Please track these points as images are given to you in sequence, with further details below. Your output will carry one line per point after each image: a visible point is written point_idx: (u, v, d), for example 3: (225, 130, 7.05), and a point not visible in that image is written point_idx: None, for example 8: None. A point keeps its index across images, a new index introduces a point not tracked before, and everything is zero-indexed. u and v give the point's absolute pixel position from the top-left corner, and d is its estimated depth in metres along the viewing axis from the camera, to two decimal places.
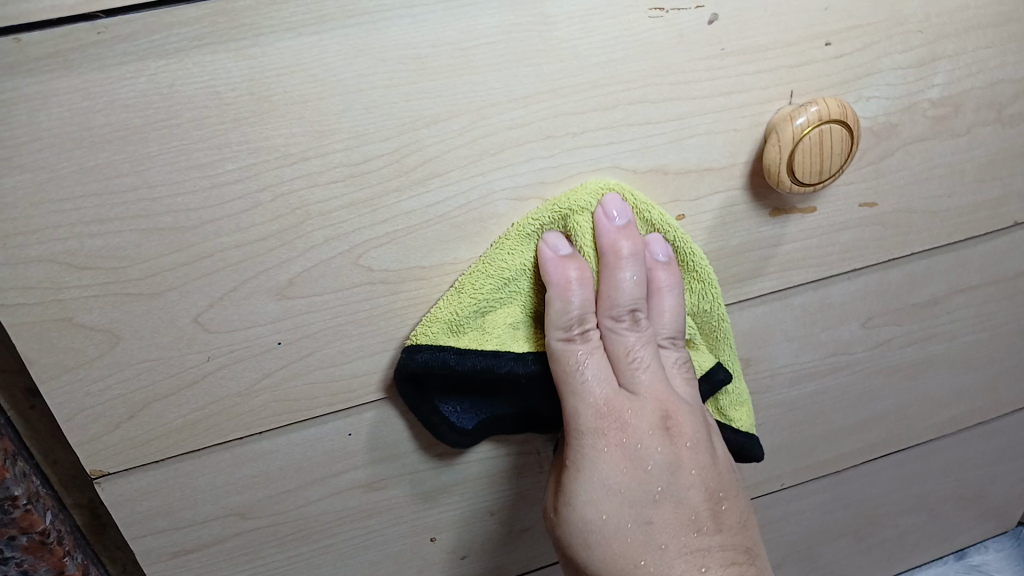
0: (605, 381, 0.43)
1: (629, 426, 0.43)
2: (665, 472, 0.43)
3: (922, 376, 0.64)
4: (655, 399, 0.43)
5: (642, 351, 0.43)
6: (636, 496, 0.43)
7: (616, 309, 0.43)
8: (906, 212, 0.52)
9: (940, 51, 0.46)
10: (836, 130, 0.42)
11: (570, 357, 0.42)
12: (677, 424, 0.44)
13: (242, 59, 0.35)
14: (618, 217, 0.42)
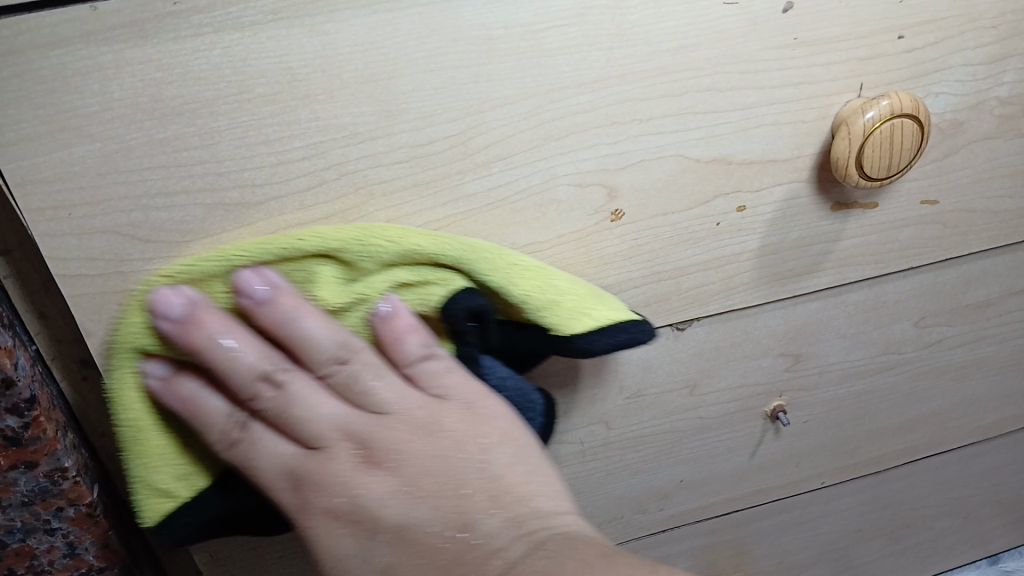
0: (282, 445, 0.38)
1: (321, 474, 0.37)
2: (364, 500, 0.37)
3: (969, 379, 0.63)
4: (353, 431, 0.38)
5: (311, 390, 0.38)
6: (369, 527, 0.37)
7: (245, 387, 0.37)
8: (966, 211, 0.51)
9: (1011, 48, 0.45)
10: (907, 124, 0.42)
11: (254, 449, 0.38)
12: (369, 454, 0.38)
13: (314, 35, 0.34)
14: (261, 291, 0.36)
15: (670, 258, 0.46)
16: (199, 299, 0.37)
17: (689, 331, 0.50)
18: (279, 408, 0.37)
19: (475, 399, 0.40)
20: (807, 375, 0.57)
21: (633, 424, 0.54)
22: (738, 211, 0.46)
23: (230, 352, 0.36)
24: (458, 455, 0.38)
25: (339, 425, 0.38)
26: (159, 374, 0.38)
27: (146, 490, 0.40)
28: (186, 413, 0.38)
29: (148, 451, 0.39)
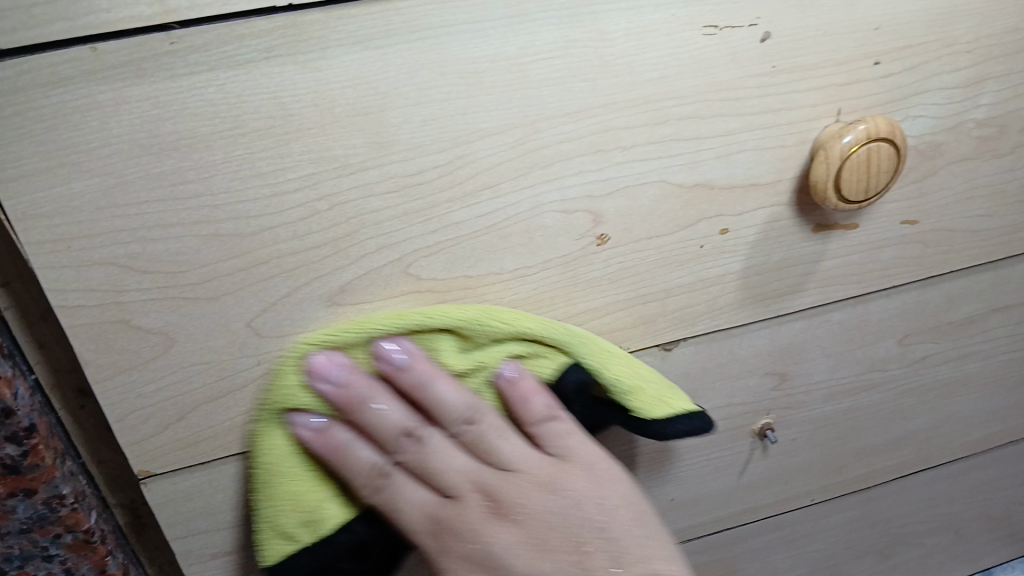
0: (487, 477, 0.43)
1: (497, 508, 0.43)
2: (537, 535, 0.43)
3: (955, 396, 0.64)
4: (479, 481, 0.43)
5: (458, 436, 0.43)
6: (537, 551, 0.42)
7: (391, 439, 0.42)
8: (949, 231, 0.52)
9: (988, 72, 0.46)
10: (884, 148, 0.43)
11: (404, 480, 0.43)
12: (502, 496, 0.43)
13: (307, 71, 0.35)
14: (398, 356, 0.41)
15: (655, 280, 0.47)
16: (351, 365, 0.41)
17: (676, 352, 0.51)
18: (474, 441, 0.43)
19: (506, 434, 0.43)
20: (794, 394, 0.58)
21: (623, 445, 0.55)
22: (721, 234, 0.47)
23: (376, 418, 0.41)
24: (579, 513, 0.43)
25: (472, 479, 0.43)
26: (388, 415, 0.41)
27: (271, 532, 0.44)
28: (337, 463, 0.42)
29: (273, 493, 0.43)
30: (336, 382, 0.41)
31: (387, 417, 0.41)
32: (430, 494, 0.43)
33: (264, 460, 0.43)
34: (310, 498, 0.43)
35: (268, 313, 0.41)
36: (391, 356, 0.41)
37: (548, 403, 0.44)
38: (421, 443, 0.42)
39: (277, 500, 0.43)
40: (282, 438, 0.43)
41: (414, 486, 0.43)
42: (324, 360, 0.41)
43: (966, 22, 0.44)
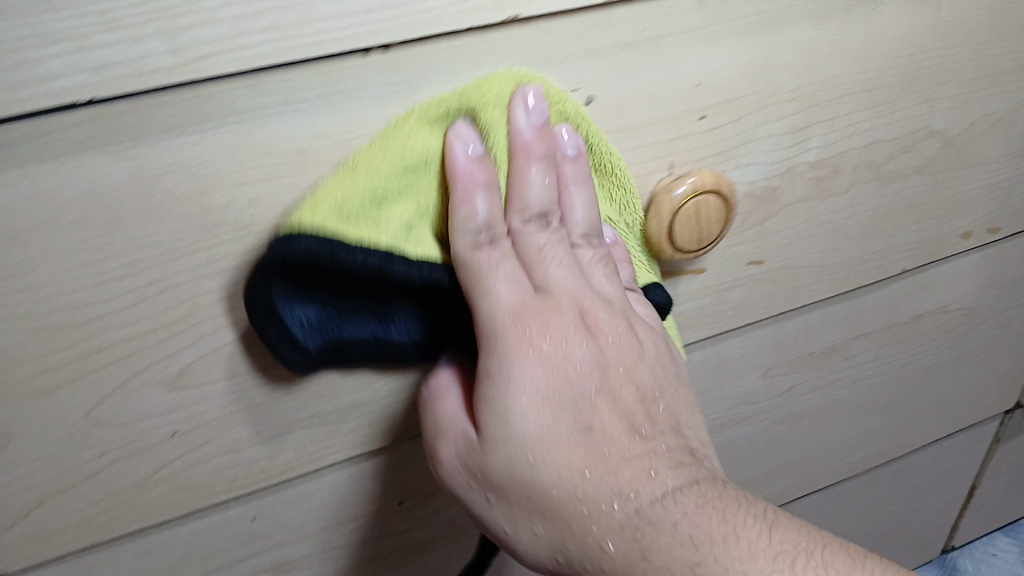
0: (519, 285, 0.39)
1: (549, 327, 0.39)
2: (594, 371, 0.40)
3: (825, 421, 0.67)
4: (582, 302, 0.41)
5: (553, 249, 0.40)
6: (568, 402, 0.39)
7: (492, 316, 0.39)
8: (793, 268, 0.54)
9: (814, 116, 0.47)
10: (711, 200, 0.45)
11: (477, 264, 0.39)
12: (596, 320, 0.41)
13: (124, 161, 0.35)
14: (533, 114, 0.39)
15: None
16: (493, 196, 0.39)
17: None
18: (524, 250, 0.40)
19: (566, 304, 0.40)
20: None
21: None
22: None
23: (481, 209, 0.38)
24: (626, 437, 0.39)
25: (539, 396, 0.39)
26: (484, 213, 0.38)
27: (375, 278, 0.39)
28: (478, 291, 0.39)
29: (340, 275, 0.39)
30: (466, 159, 0.39)
31: (534, 176, 0.39)
32: (518, 272, 0.40)
33: (356, 226, 0.39)
34: (392, 214, 0.40)
35: (117, 392, 0.41)
36: (463, 131, 0.39)
37: (592, 202, 0.42)
38: (541, 267, 0.40)
39: (348, 226, 0.38)
40: (391, 220, 0.40)
41: (503, 265, 0.39)
42: (462, 129, 0.39)
43: (786, 74, 0.45)
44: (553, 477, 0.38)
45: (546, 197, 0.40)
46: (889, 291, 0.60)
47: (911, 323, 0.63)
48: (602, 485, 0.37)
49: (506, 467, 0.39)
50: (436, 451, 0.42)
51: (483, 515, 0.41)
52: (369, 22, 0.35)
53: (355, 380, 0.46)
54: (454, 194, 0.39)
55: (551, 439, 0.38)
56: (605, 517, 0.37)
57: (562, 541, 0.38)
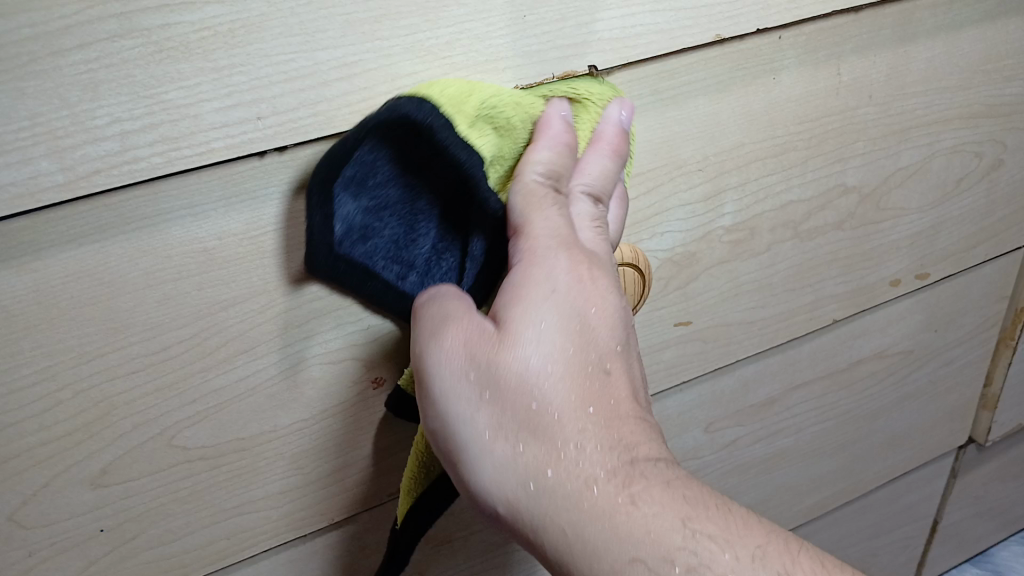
0: (569, 220, 0.37)
1: (591, 263, 0.37)
2: (621, 331, 0.37)
3: (776, 470, 0.67)
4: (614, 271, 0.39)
5: (598, 213, 0.39)
6: (590, 356, 0.36)
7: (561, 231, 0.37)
8: (722, 326, 0.55)
9: (723, 184, 0.49)
10: (629, 271, 0.46)
11: (537, 195, 0.37)
12: (623, 298, 0.39)
13: (29, 273, 0.35)
14: (624, 120, 0.40)
15: None
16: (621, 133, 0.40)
17: None
18: (574, 211, 0.38)
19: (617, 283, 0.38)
20: None
21: None
22: None
23: (548, 159, 0.37)
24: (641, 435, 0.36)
25: (580, 342, 0.35)
26: (551, 167, 0.38)
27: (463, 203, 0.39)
28: (534, 211, 0.37)
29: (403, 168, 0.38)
30: (563, 122, 0.38)
31: (600, 169, 0.39)
32: (568, 224, 0.37)
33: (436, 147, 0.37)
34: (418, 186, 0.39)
35: (38, 495, 0.41)
36: (563, 107, 0.39)
37: (619, 221, 0.42)
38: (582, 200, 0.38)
39: (404, 171, 0.38)
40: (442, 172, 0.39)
41: (557, 211, 0.37)
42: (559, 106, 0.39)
43: (690, 145, 0.46)
44: (557, 433, 0.34)
45: (609, 189, 0.39)
46: (822, 341, 0.61)
47: (849, 369, 0.64)
48: (595, 393, 0.35)
49: (532, 416, 0.34)
50: (426, 346, 0.36)
51: (469, 428, 0.35)
52: (261, 128, 0.35)
53: (286, 466, 0.46)
54: (535, 138, 0.38)
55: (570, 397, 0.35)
56: (604, 484, 0.33)
57: (542, 492, 0.34)
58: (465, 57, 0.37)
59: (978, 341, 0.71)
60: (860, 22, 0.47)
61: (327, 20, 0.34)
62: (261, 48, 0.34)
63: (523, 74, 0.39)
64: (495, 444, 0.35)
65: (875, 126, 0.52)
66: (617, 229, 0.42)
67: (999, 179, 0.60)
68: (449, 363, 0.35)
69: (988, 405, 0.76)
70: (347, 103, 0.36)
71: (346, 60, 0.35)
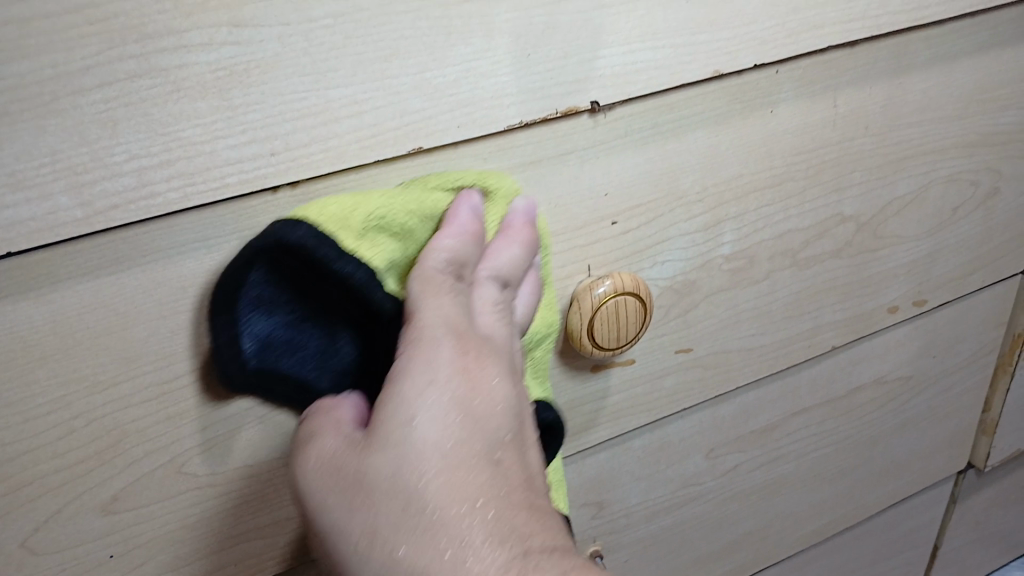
0: (450, 300, 0.38)
1: (479, 349, 0.37)
2: (509, 413, 0.37)
3: (778, 495, 0.68)
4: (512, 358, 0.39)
5: (483, 294, 0.40)
6: (483, 423, 0.35)
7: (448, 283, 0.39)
8: (722, 352, 0.56)
9: (723, 214, 0.50)
10: (630, 300, 0.46)
11: (435, 280, 0.39)
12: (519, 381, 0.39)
13: (47, 304, 0.36)
14: (525, 212, 0.42)
15: None
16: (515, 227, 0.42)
17: None
18: (468, 301, 0.40)
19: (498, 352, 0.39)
20: (615, 519, 0.60)
21: None
22: None
23: (452, 248, 0.39)
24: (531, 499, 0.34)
25: (462, 399, 0.35)
26: (502, 265, 0.41)
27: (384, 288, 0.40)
28: (426, 273, 0.39)
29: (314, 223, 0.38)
30: (471, 212, 0.41)
31: (512, 256, 0.41)
32: (463, 316, 0.38)
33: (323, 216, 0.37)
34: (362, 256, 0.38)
35: (50, 522, 0.42)
36: (474, 198, 0.41)
37: (529, 309, 0.44)
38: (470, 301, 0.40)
39: (360, 244, 0.38)
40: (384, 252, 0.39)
41: (452, 303, 0.38)
42: (525, 202, 0.42)
43: (690, 176, 0.47)
44: (463, 463, 0.33)
45: (515, 274, 0.42)
46: (822, 366, 0.62)
47: (849, 395, 0.65)
48: (491, 449, 0.35)
49: (473, 428, 0.35)
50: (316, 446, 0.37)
51: (415, 412, 0.34)
52: (273, 163, 0.36)
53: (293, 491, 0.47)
54: (442, 229, 0.40)
55: (494, 445, 0.35)
56: (492, 524, 0.32)
57: (429, 496, 0.32)
58: (472, 94, 0.39)
59: (977, 366, 0.71)
60: (855, 56, 0.48)
61: (338, 60, 0.35)
62: (275, 86, 0.35)
63: (527, 110, 0.40)
64: (436, 438, 0.33)
65: (871, 157, 0.53)
66: (527, 315, 0.44)
67: (995, 207, 0.61)
68: (405, 348, 0.36)
69: (988, 430, 0.77)
70: (358, 138, 0.37)
71: (357, 97, 0.36)
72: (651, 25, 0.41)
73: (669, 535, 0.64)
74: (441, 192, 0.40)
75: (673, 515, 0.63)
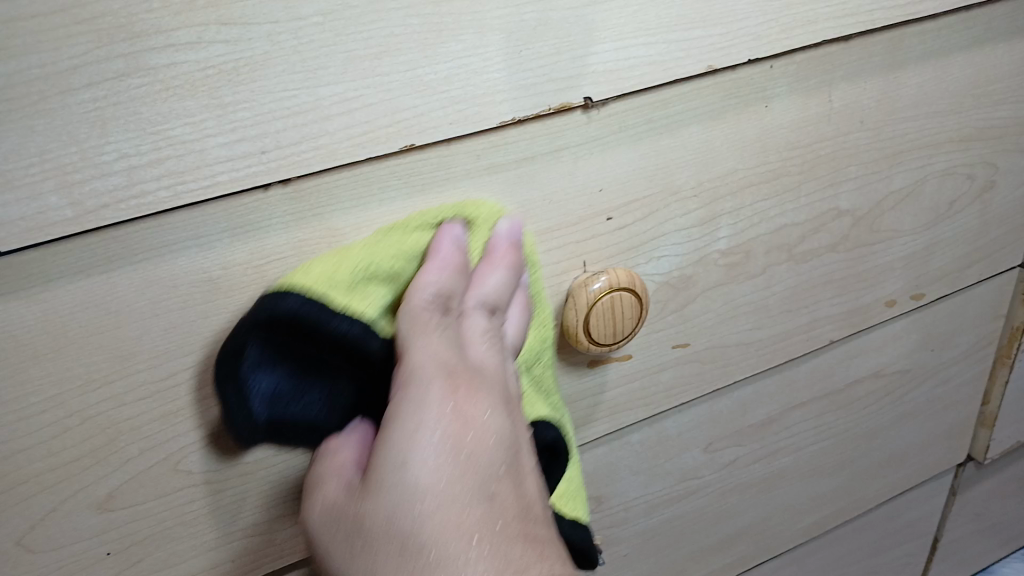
0: (442, 342, 0.38)
1: (476, 381, 0.38)
2: (505, 453, 0.36)
3: (776, 489, 0.68)
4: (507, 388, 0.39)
5: (478, 321, 0.41)
6: (478, 470, 0.35)
7: (436, 317, 0.39)
8: (719, 347, 0.56)
9: (719, 209, 0.50)
10: (626, 296, 0.46)
11: (423, 316, 0.39)
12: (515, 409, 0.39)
13: (39, 303, 0.36)
14: (510, 233, 0.42)
15: None
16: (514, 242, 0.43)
17: None
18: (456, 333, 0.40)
19: (489, 372, 0.39)
20: (613, 514, 0.60)
21: None
22: None
23: (437, 283, 0.40)
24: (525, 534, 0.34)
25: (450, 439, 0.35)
26: (492, 289, 0.41)
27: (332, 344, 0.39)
28: (407, 334, 0.39)
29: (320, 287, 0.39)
30: (454, 245, 0.41)
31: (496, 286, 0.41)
32: (453, 350, 0.39)
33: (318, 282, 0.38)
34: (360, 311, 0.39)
35: (46, 520, 0.42)
36: (456, 230, 0.41)
37: (518, 328, 0.43)
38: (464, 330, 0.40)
39: (352, 296, 0.39)
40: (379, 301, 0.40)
41: (440, 338, 0.39)
42: (509, 225, 0.42)
43: (685, 171, 0.47)
44: (454, 486, 0.34)
45: (502, 296, 0.41)
46: (819, 360, 0.62)
47: (847, 389, 0.65)
48: (487, 494, 0.34)
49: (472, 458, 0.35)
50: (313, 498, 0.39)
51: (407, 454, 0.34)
52: (265, 162, 0.36)
53: (290, 488, 0.47)
54: (425, 264, 0.40)
55: (489, 473, 0.35)
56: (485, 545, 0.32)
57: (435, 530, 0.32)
58: (464, 91, 0.38)
59: (976, 359, 0.71)
60: (850, 50, 0.48)
61: (329, 57, 0.35)
62: (265, 84, 0.35)
63: (520, 106, 0.40)
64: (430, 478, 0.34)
65: (867, 150, 0.52)
66: (522, 334, 0.44)
67: (992, 200, 0.61)
68: (395, 396, 0.37)
69: (987, 423, 0.76)
70: (350, 136, 0.37)
71: (348, 95, 0.36)
72: (644, 20, 0.40)
73: (667, 529, 0.64)
74: (421, 231, 0.41)
75: (671, 510, 0.63)
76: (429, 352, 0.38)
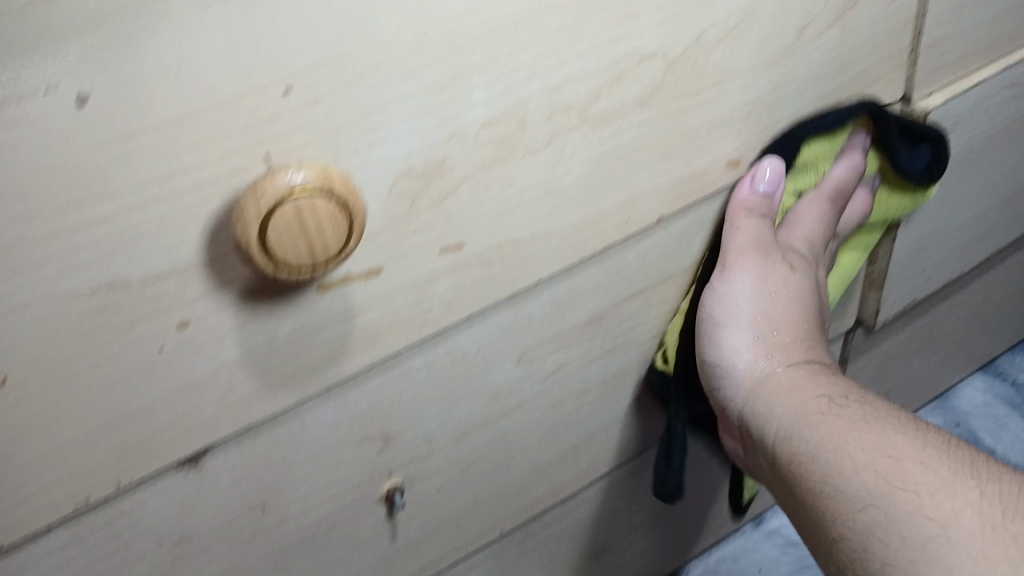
0: (753, 302, 0.53)
1: (790, 354, 0.53)
2: (853, 402, 0.48)
3: (621, 390, 0.58)
4: (761, 320, 0.53)
5: (745, 286, 0.53)
6: (824, 396, 0.49)
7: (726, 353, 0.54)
8: (509, 244, 0.44)
9: (460, 65, 0.36)
10: (318, 201, 0.33)
11: (725, 343, 0.54)
12: (772, 274, 0.53)
13: None
14: (764, 185, 0.50)
15: (116, 398, 0.37)
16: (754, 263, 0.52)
17: (207, 462, 0.43)
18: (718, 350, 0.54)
19: (744, 210, 0.51)
20: (411, 448, 0.50)
21: (200, 567, 0.47)
22: (181, 328, 0.36)
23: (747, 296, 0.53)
24: (851, 477, 0.44)
25: (794, 414, 0.49)
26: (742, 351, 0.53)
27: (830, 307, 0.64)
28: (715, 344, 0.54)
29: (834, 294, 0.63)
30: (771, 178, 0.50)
31: (805, 216, 0.57)
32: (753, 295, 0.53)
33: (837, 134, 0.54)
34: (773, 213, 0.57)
35: None
36: (772, 166, 0.50)
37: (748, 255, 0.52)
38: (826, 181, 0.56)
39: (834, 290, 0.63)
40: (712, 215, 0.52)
41: (741, 282, 0.52)
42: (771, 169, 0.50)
43: (392, 15, 0.33)
44: (802, 397, 0.50)
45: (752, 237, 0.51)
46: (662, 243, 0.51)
47: (692, 269, 0.54)
48: (828, 456, 0.46)
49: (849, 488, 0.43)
50: (766, 429, 0.51)
51: (721, 338, 0.54)
52: None
53: None
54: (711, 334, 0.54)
55: (806, 413, 0.49)
56: (874, 416, 0.47)
57: (827, 455, 0.46)
58: None
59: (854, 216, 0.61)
60: None
61: None
62: None
63: None
64: (824, 446, 0.46)
65: None
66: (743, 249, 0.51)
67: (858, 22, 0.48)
68: (748, 307, 0.53)
69: (875, 284, 0.67)
70: None
71: None
72: None
73: (501, 446, 0.54)
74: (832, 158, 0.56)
75: (526, 409, 0.53)
76: (777, 370, 0.52)
